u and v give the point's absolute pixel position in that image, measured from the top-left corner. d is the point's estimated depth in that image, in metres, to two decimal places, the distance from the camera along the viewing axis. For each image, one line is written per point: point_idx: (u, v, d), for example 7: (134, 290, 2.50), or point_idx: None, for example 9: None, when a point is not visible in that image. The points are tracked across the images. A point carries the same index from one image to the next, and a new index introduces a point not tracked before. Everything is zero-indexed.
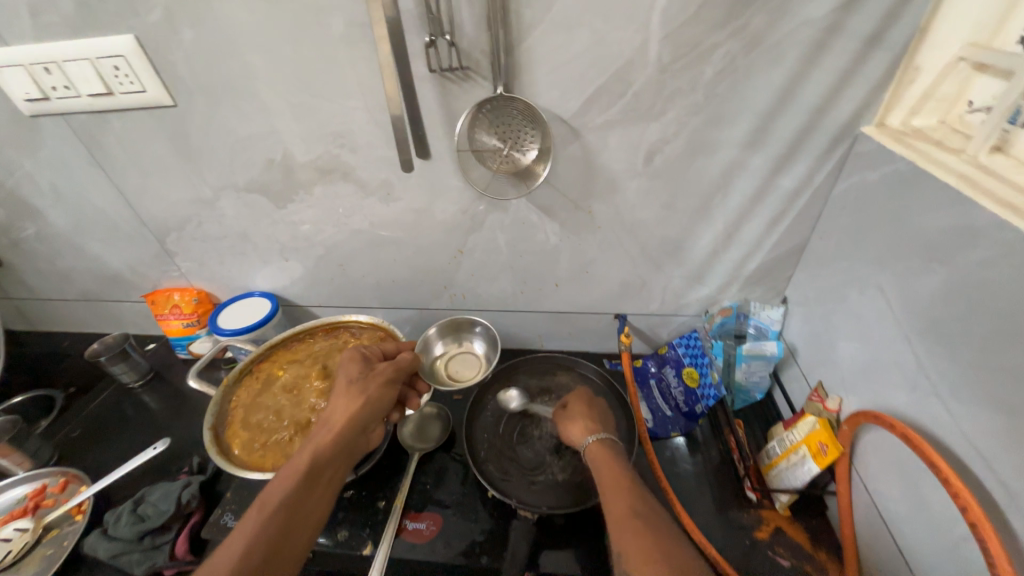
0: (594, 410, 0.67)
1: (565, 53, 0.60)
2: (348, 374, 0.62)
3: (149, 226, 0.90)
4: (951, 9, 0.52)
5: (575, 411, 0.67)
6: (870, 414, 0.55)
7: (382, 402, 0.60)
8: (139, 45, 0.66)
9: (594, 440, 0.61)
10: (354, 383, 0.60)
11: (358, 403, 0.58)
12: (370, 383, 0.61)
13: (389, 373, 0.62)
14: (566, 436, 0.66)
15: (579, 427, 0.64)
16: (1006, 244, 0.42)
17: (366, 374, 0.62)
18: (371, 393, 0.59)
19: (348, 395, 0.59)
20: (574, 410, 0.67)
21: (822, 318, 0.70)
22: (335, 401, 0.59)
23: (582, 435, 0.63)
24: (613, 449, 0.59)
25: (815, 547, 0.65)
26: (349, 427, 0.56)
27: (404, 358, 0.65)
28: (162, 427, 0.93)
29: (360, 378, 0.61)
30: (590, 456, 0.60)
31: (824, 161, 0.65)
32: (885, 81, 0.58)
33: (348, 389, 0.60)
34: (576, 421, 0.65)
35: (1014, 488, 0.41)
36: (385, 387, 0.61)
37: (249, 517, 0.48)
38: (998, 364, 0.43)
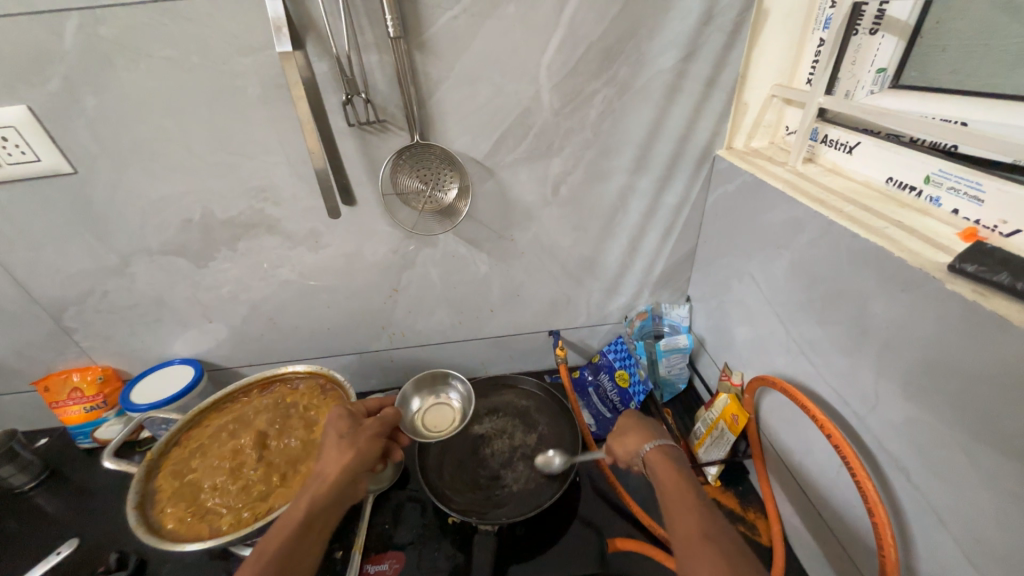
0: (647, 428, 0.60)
1: (471, 104, 0.69)
2: (336, 431, 0.59)
3: (41, 303, 0.82)
4: (758, 59, 0.69)
5: (627, 426, 0.61)
6: (760, 378, 0.66)
7: (373, 454, 0.58)
8: (32, 114, 0.63)
9: (653, 448, 0.56)
10: (343, 437, 0.58)
11: (350, 456, 0.56)
12: (360, 436, 0.59)
13: (378, 426, 0.61)
14: (618, 455, 0.60)
15: (634, 438, 0.58)
16: (820, 228, 0.55)
17: (355, 429, 0.60)
18: (362, 445, 0.57)
19: (338, 448, 0.57)
20: (626, 423, 0.62)
21: (718, 307, 0.82)
22: (327, 454, 0.56)
23: (640, 445, 0.57)
24: (673, 457, 0.55)
25: (745, 508, 0.73)
26: (340, 481, 0.53)
27: (390, 412, 0.64)
28: (62, 531, 0.80)
29: (349, 433, 0.59)
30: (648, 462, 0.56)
31: (695, 179, 0.79)
32: (725, 114, 0.73)
33: (337, 443, 0.58)
34: (636, 432, 0.59)
35: (863, 415, 0.52)
36: (375, 439, 0.59)
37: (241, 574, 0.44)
38: (833, 321, 0.55)
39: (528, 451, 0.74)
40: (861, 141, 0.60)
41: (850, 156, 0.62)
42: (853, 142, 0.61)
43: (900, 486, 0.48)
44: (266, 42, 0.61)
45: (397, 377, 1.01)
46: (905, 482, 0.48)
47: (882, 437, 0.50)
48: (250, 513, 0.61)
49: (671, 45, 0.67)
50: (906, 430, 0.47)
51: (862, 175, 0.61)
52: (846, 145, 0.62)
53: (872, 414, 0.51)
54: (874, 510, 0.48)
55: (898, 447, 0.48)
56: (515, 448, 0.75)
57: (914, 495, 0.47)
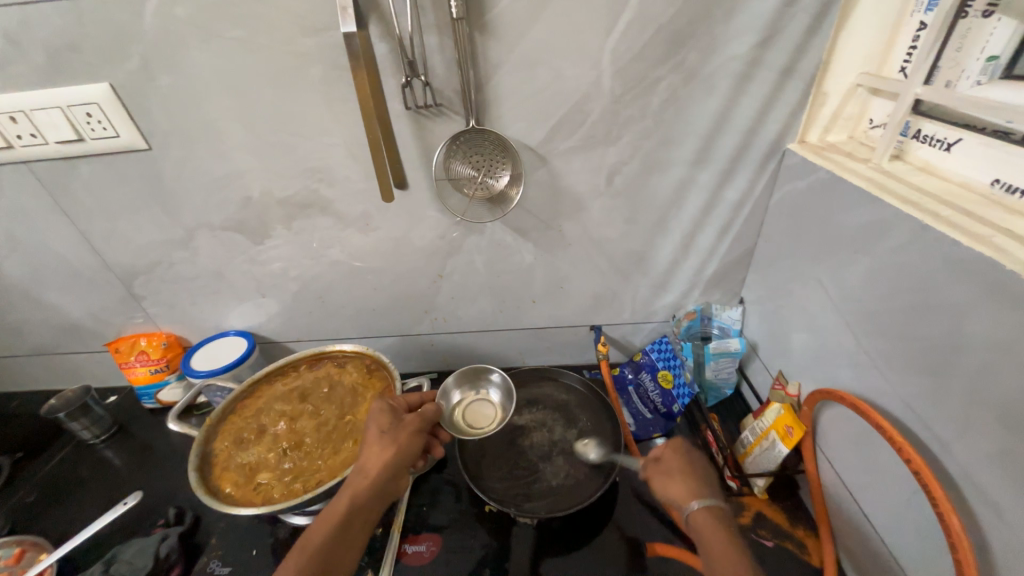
0: (692, 463, 0.56)
1: (529, 89, 0.67)
2: (377, 425, 0.59)
3: (115, 271, 0.88)
4: (845, 45, 0.63)
5: (672, 466, 0.55)
6: (824, 390, 0.62)
7: (413, 453, 0.57)
8: (113, 92, 0.67)
9: (700, 506, 0.50)
10: (384, 433, 0.58)
11: (390, 454, 0.56)
12: (401, 433, 0.58)
13: (418, 423, 0.59)
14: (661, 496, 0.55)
15: (681, 486, 0.53)
16: (910, 233, 0.50)
17: (396, 425, 0.59)
18: (402, 443, 0.57)
19: (380, 444, 0.57)
20: (669, 458, 0.56)
21: (775, 312, 0.78)
22: (368, 450, 0.56)
23: (685, 499, 0.52)
24: (722, 522, 0.49)
25: (794, 525, 0.69)
26: (381, 478, 0.54)
27: (432, 408, 0.62)
28: (129, 483, 0.87)
29: (389, 429, 0.58)
30: (694, 524, 0.50)
31: (760, 174, 0.74)
32: (802, 104, 0.68)
33: (378, 439, 0.57)
34: (673, 471, 0.55)
35: (947, 441, 0.48)
36: (416, 436, 0.59)
37: (289, 564, 0.47)
38: (918, 335, 0.51)
39: (567, 447, 0.73)
40: (964, 138, 0.54)
41: (947, 154, 0.56)
42: (952, 139, 0.55)
43: (989, 522, 0.44)
44: (329, 23, 0.62)
45: (436, 361, 1.02)
46: (995, 518, 0.43)
47: (970, 468, 0.45)
48: (299, 484, 0.63)
49: (748, 29, 0.62)
50: (1003, 463, 0.42)
51: (961, 177, 0.55)
52: (944, 142, 0.56)
53: (959, 441, 0.46)
54: (958, 545, 0.44)
55: (989, 481, 0.44)
56: (554, 443, 0.74)
57: (1006, 533, 0.42)
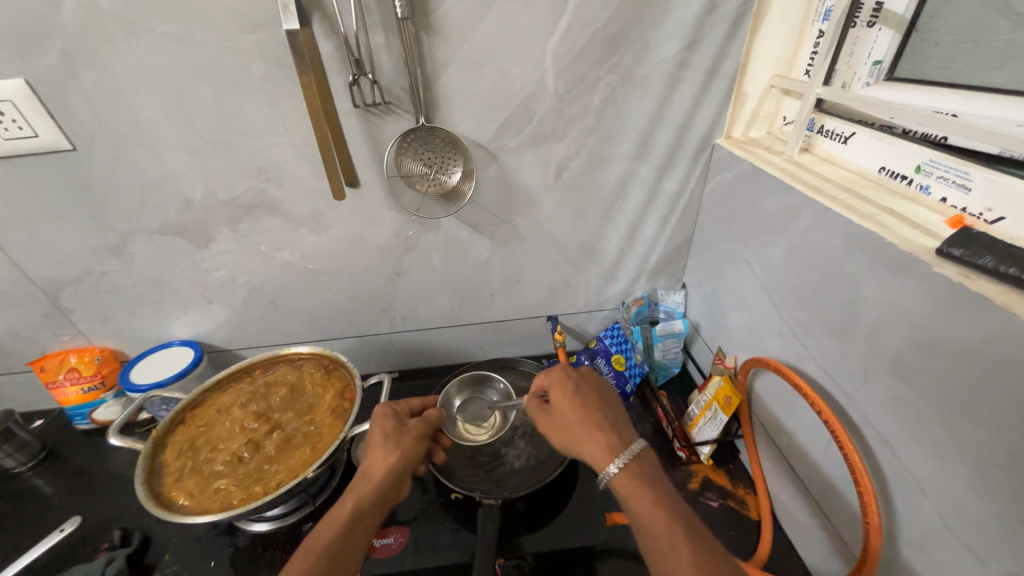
0: (586, 411, 0.56)
1: (477, 87, 0.69)
2: (381, 429, 0.60)
3: (38, 283, 0.81)
4: (758, 50, 0.70)
5: (566, 419, 0.56)
6: (754, 359, 0.69)
7: (417, 456, 0.59)
8: (30, 89, 0.62)
9: (617, 471, 0.50)
10: (388, 437, 0.59)
11: (395, 457, 0.57)
12: (405, 436, 0.59)
13: (422, 427, 0.61)
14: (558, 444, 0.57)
15: (590, 449, 0.53)
16: (816, 215, 0.57)
17: (400, 428, 0.60)
18: (407, 446, 0.58)
19: (384, 447, 0.57)
20: (561, 410, 0.57)
21: (713, 294, 0.85)
22: (372, 453, 0.57)
23: (598, 462, 0.51)
24: (642, 477, 0.50)
25: (735, 485, 0.76)
26: (387, 480, 0.55)
27: (433, 413, 0.64)
28: (63, 510, 0.81)
29: (394, 433, 0.59)
30: (614, 488, 0.50)
31: (693, 167, 0.81)
32: (726, 103, 0.74)
33: (383, 442, 0.58)
34: (569, 424, 0.56)
35: (851, 393, 0.55)
36: (420, 439, 0.60)
37: (294, 565, 0.46)
38: (825, 304, 0.58)
39: (528, 430, 0.76)
40: (856, 132, 0.62)
41: (844, 146, 0.64)
42: (848, 133, 0.63)
43: (885, 458, 0.51)
44: (271, 20, 0.61)
45: (397, 360, 1.02)
46: (889, 454, 0.51)
47: (869, 414, 0.53)
48: (259, 489, 0.62)
49: (675, 33, 0.68)
50: (893, 406, 0.49)
51: (855, 165, 0.63)
52: (842, 135, 0.64)
53: (861, 393, 0.54)
54: (860, 479, 0.51)
55: (883, 423, 0.51)
56: (517, 428, 0.77)
57: (898, 466, 0.50)
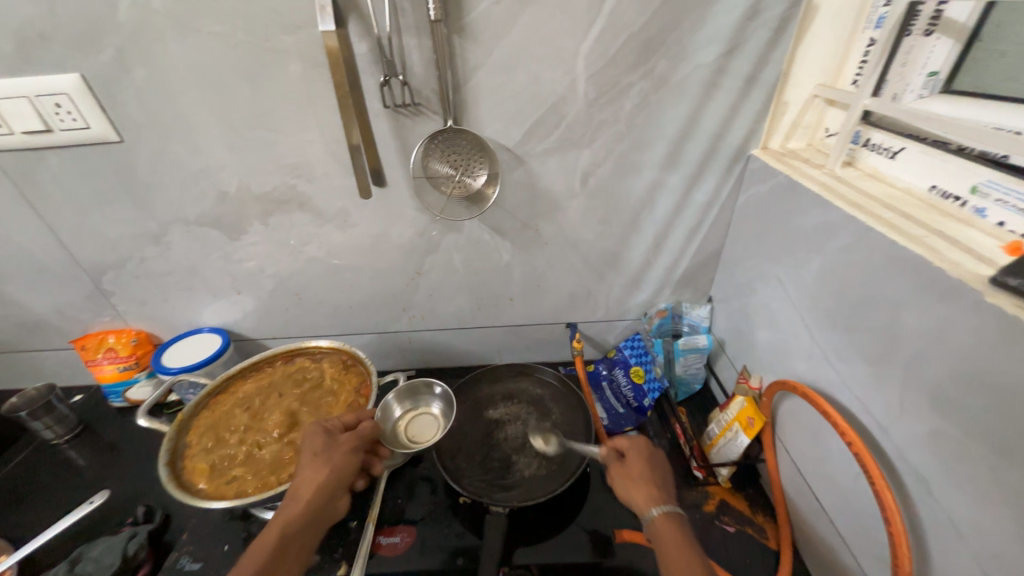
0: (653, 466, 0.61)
1: (507, 90, 0.69)
2: (312, 446, 0.60)
3: (83, 266, 0.86)
4: (803, 58, 0.67)
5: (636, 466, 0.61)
6: (781, 382, 0.65)
7: (348, 472, 0.59)
8: (84, 83, 0.66)
9: (660, 513, 0.54)
10: (317, 455, 0.58)
11: (323, 476, 0.56)
12: (335, 453, 0.59)
13: (354, 441, 0.61)
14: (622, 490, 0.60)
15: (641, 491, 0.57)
16: (856, 234, 0.54)
17: (331, 444, 0.60)
18: (336, 463, 0.58)
19: (314, 465, 0.57)
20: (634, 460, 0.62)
21: (741, 310, 0.81)
22: (301, 473, 0.57)
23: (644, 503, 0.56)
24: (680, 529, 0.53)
25: (754, 512, 0.73)
26: (314, 501, 0.55)
27: (368, 425, 0.64)
28: (94, 483, 0.85)
29: (324, 450, 0.59)
30: (654, 529, 0.54)
31: (726, 178, 0.78)
32: (764, 112, 0.71)
33: (312, 461, 0.58)
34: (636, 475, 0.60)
35: (886, 425, 0.52)
36: (350, 455, 0.60)
37: None
38: (863, 328, 0.54)
39: (540, 439, 0.75)
40: (906, 147, 0.58)
41: (892, 161, 0.60)
42: (896, 148, 0.59)
43: (919, 498, 0.48)
44: (309, 21, 0.62)
45: (414, 359, 1.03)
46: (924, 493, 0.47)
47: (904, 449, 0.49)
48: (274, 478, 0.63)
49: (713, 39, 0.65)
50: (931, 443, 0.46)
51: (904, 182, 0.59)
52: (889, 150, 0.60)
53: (897, 425, 0.50)
54: (891, 518, 0.48)
55: (920, 460, 0.47)
56: (529, 436, 0.76)
57: (934, 508, 0.46)
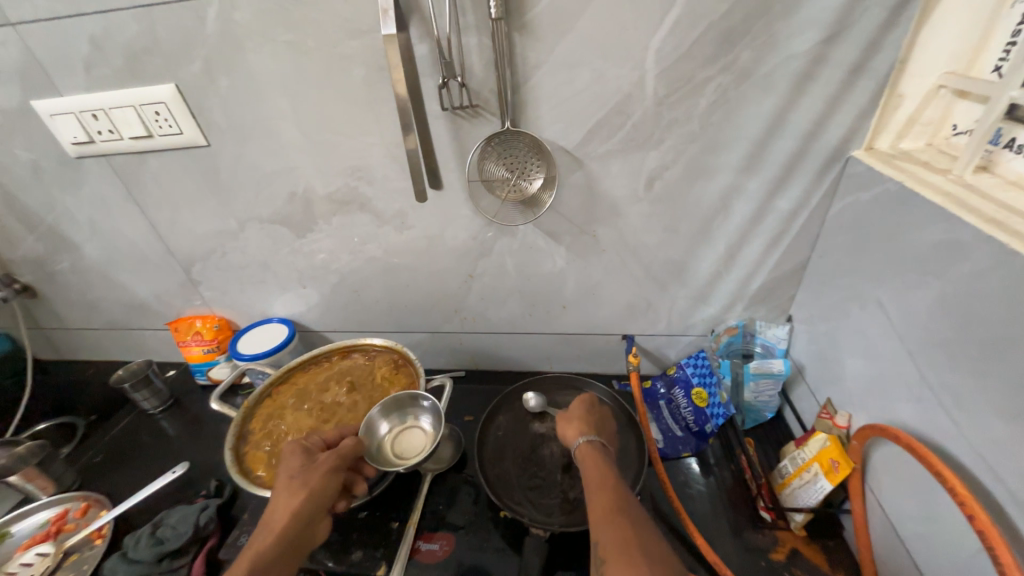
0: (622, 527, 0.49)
1: (568, 90, 0.65)
2: (289, 469, 0.58)
3: (177, 257, 0.95)
4: (926, 42, 0.56)
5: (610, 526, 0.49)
6: (877, 426, 0.56)
7: (328, 493, 0.57)
8: (179, 92, 0.72)
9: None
10: (293, 478, 0.57)
11: (300, 498, 0.54)
12: (313, 474, 0.57)
13: (334, 459, 0.60)
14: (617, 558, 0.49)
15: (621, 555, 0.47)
16: (993, 258, 0.44)
17: (308, 466, 0.58)
18: (314, 484, 0.56)
19: (290, 489, 0.55)
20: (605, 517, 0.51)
21: (827, 334, 0.71)
22: (276, 498, 0.55)
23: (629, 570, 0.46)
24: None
25: (833, 569, 0.64)
26: (293, 523, 0.53)
27: (348, 443, 0.62)
28: (178, 453, 0.94)
29: (301, 471, 0.57)
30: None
31: (818, 183, 0.68)
32: (871, 107, 0.61)
33: (287, 484, 0.56)
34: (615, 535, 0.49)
35: (1023, 498, 0.42)
36: (330, 475, 0.58)
37: None
38: (996, 373, 0.44)
39: None
40: None
41: None
42: None
43: None
44: (373, 26, 0.63)
45: (464, 360, 1.03)
46: None
47: None
48: None
49: (811, 25, 0.57)
50: None
51: None
52: None
53: None
54: None
55: None
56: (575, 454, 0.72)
57: None
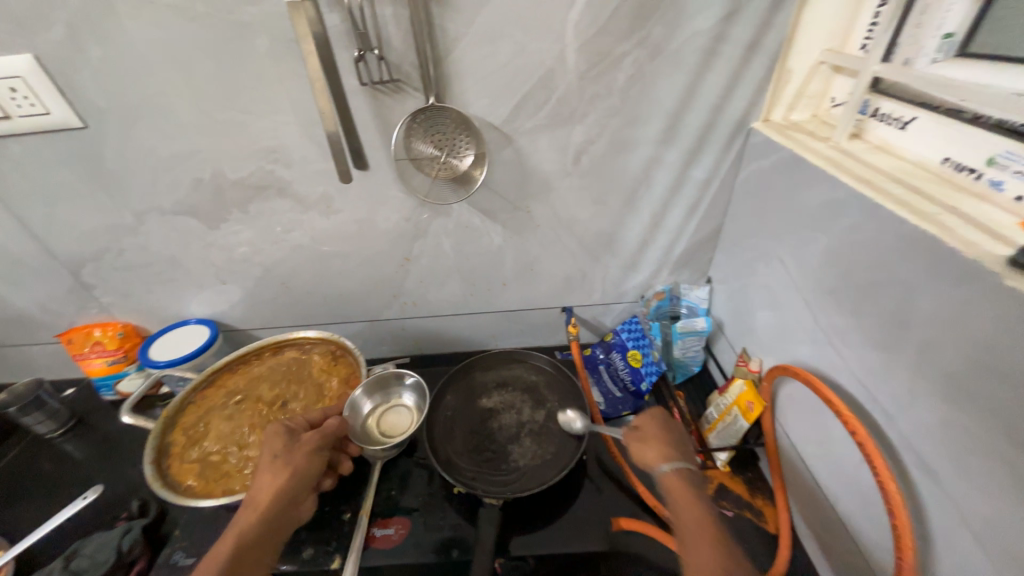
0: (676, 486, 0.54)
1: (491, 63, 0.65)
2: (272, 448, 0.57)
3: (60, 259, 0.83)
4: (808, 21, 0.62)
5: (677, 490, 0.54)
6: (782, 367, 0.63)
7: (312, 472, 0.56)
8: (39, 64, 0.62)
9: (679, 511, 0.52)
10: (277, 457, 0.55)
11: (286, 477, 0.54)
12: (297, 454, 0.56)
13: (318, 439, 0.59)
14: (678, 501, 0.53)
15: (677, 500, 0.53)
16: (863, 212, 0.51)
17: (292, 445, 0.57)
18: (299, 464, 0.55)
19: (273, 468, 0.54)
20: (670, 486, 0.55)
21: (740, 291, 0.79)
22: (260, 478, 0.54)
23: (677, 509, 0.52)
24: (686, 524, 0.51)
25: (753, 495, 0.72)
26: (276, 503, 0.52)
27: (332, 423, 0.61)
28: (88, 477, 0.84)
29: (285, 451, 0.56)
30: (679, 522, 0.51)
31: (726, 153, 0.74)
32: (767, 82, 0.67)
33: (271, 464, 0.55)
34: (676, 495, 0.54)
35: (892, 412, 0.50)
36: (314, 454, 0.57)
37: None
38: (870, 311, 0.52)
39: (535, 427, 0.74)
40: (918, 116, 0.54)
41: (903, 132, 0.56)
42: (908, 118, 0.55)
43: (925, 487, 0.47)
44: None
45: (407, 346, 1.01)
46: (930, 482, 0.46)
47: (912, 438, 0.48)
48: None
49: (713, 2, 0.61)
50: (940, 432, 0.44)
51: (916, 156, 0.55)
52: (900, 120, 0.57)
53: (903, 412, 0.48)
54: (895, 513, 0.46)
55: (926, 448, 0.46)
56: (523, 424, 0.75)
57: (941, 499, 0.45)
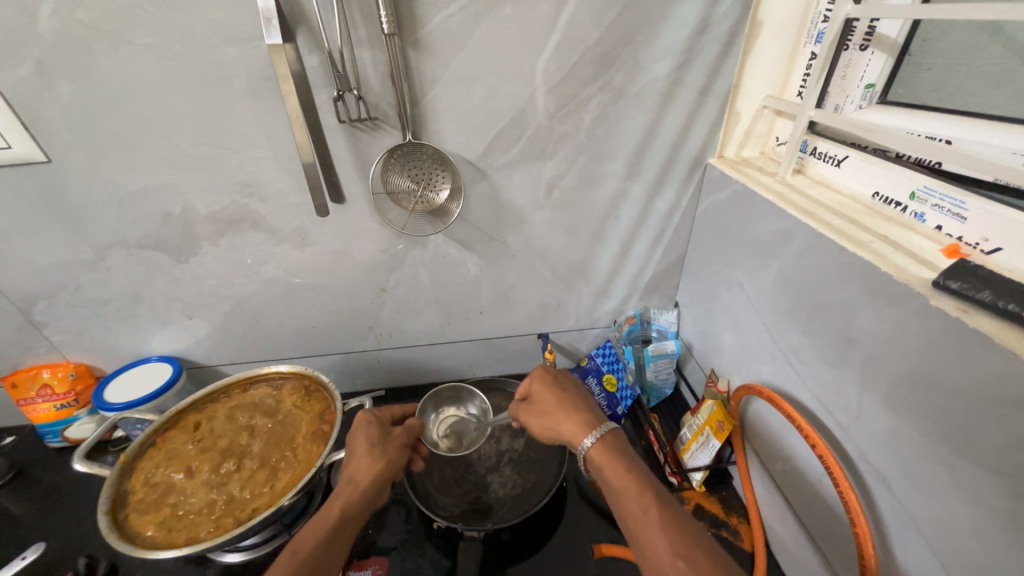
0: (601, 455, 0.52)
1: (465, 104, 0.68)
2: (366, 436, 0.58)
3: (9, 296, 0.78)
4: (751, 71, 0.69)
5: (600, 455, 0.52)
6: (748, 386, 0.66)
7: (400, 466, 0.57)
8: (3, 99, 0.60)
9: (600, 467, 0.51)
10: (375, 445, 0.57)
11: (382, 467, 0.55)
12: (390, 445, 0.58)
13: (408, 437, 0.60)
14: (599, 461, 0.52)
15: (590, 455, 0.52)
16: (809, 241, 0.56)
17: (384, 438, 0.58)
18: (392, 456, 0.56)
19: (370, 455, 0.55)
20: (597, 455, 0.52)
21: (706, 314, 0.83)
22: (358, 461, 0.55)
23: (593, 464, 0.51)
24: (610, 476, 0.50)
25: (728, 514, 0.74)
26: (371, 489, 0.53)
27: (415, 423, 0.63)
28: (25, 534, 0.77)
29: (380, 441, 0.58)
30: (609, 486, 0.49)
31: (686, 186, 0.80)
32: (718, 122, 0.74)
33: (368, 450, 0.56)
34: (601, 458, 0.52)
35: (846, 425, 0.54)
36: (403, 450, 0.58)
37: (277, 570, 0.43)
38: (821, 331, 0.56)
39: (514, 456, 0.74)
40: (849, 155, 0.61)
41: (838, 169, 0.63)
42: (841, 156, 0.62)
43: (880, 494, 0.50)
44: (255, 34, 0.60)
45: (383, 378, 1.00)
46: (884, 490, 0.49)
47: (865, 449, 0.51)
48: (232, 519, 0.60)
49: (667, 53, 0.67)
50: (888, 441, 0.48)
51: (850, 190, 0.61)
52: (835, 158, 0.63)
53: (855, 424, 0.52)
54: (856, 521, 0.49)
55: (877, 457, 0.49)
56: (502, 453, 0.74)
57: (894, 504, 0.48)
